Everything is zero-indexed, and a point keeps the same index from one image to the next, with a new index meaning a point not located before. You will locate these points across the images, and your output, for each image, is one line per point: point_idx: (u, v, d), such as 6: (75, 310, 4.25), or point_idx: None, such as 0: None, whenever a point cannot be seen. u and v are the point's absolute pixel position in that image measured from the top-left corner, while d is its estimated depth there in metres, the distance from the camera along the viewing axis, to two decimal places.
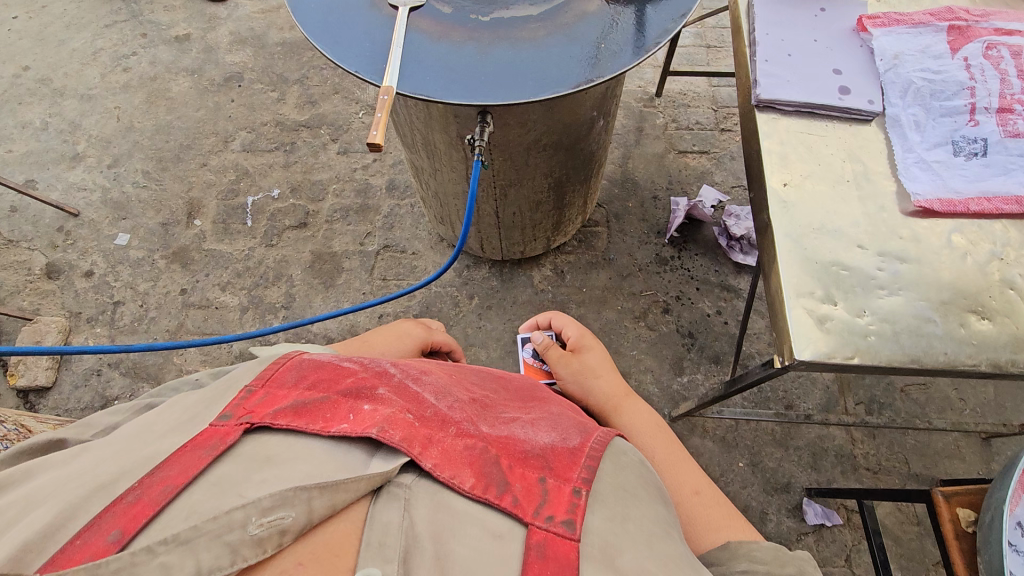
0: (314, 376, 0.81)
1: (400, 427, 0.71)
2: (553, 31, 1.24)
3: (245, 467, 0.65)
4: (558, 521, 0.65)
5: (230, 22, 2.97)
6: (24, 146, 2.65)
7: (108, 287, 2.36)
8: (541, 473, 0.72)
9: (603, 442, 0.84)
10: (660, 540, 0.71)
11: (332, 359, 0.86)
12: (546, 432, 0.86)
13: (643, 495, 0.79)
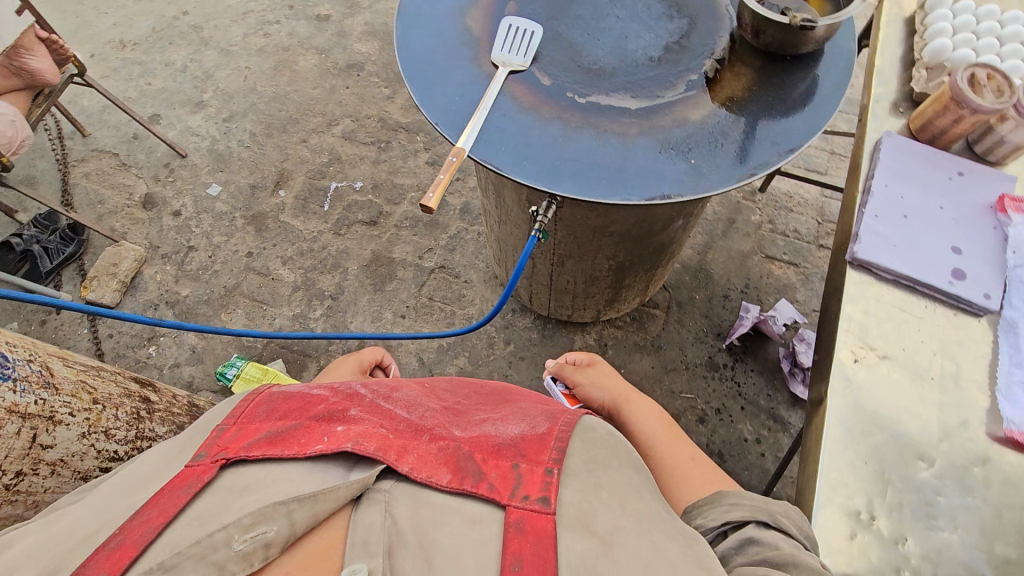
0: (284, 407, 0.83)
1: (374, 439, 0.76)
2: (645, 131, 1.16)
3: (226, 500, 0.68)
4: (533, 501, 0.70)
5: (368, 11, 3.08)
6: (161, 83, 2.89)
7: (188, 231, 2.53)
8: (513, 460, 0.77)
9: (570, 422, 0.87)
10: (633, 502, 0.75)
11: (304, 388, 0.89)
12: (515, 423, 0.91)
13: (614, 462, 0.82)
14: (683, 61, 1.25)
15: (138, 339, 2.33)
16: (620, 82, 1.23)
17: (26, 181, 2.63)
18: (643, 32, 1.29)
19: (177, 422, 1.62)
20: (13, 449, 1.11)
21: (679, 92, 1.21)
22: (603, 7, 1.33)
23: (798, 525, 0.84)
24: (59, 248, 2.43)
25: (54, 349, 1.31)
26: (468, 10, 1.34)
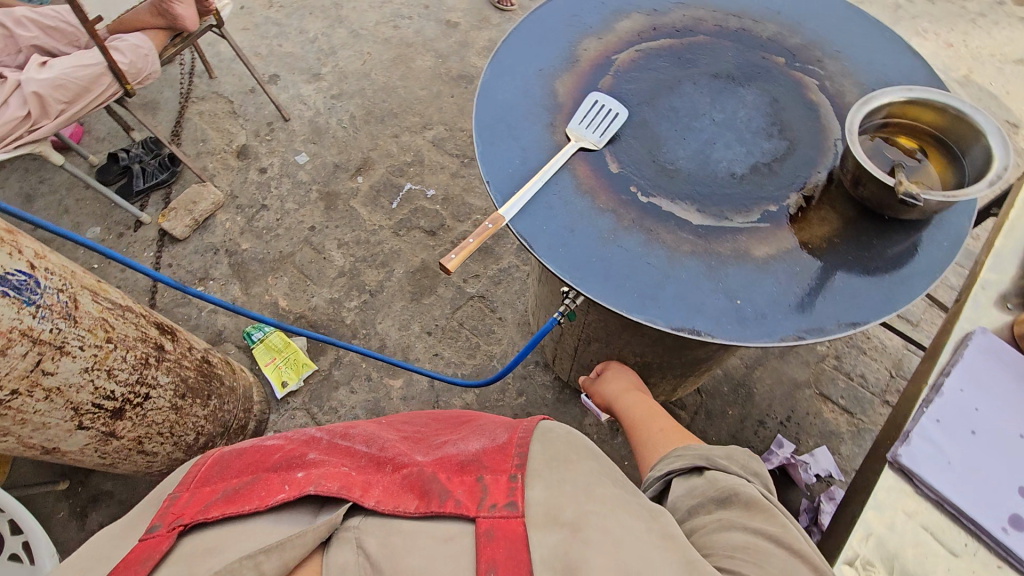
0: (240, 462, 0.84)
1: (337, 479, 0.77)
2: (698, 253, 1.06)
3: (187, 564, 0.67)
4: (501, 508, 0.71)
5: (496, 27, 3.10)
6: (290, 48, 3.06)
7: (266, 190, 2.64)
8: (476, 473, 0.78)
9: (529, 426, 0.87)
10: (599, 491, 0.75)
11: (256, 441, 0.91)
12: (478, 432, 0.92)
13: (575, 456, 0.83)
14: (767, 186, 1.14)
15: (193, 276, 2.42)
16: (691, 191, 1.13)
17: (150, 105, 2.87)
18: (734, 143, 1.19)
19: (182, 375, 1.68)
20: (15, 370, 1.17)
21: (751, 219, 1.10)
22: (702, 104, 1.24)
23: (742, 466, 0.91)
24: (155, 172, 2.64)
25: (90, 282, 1.39)
26: (562, 72, 1.29)
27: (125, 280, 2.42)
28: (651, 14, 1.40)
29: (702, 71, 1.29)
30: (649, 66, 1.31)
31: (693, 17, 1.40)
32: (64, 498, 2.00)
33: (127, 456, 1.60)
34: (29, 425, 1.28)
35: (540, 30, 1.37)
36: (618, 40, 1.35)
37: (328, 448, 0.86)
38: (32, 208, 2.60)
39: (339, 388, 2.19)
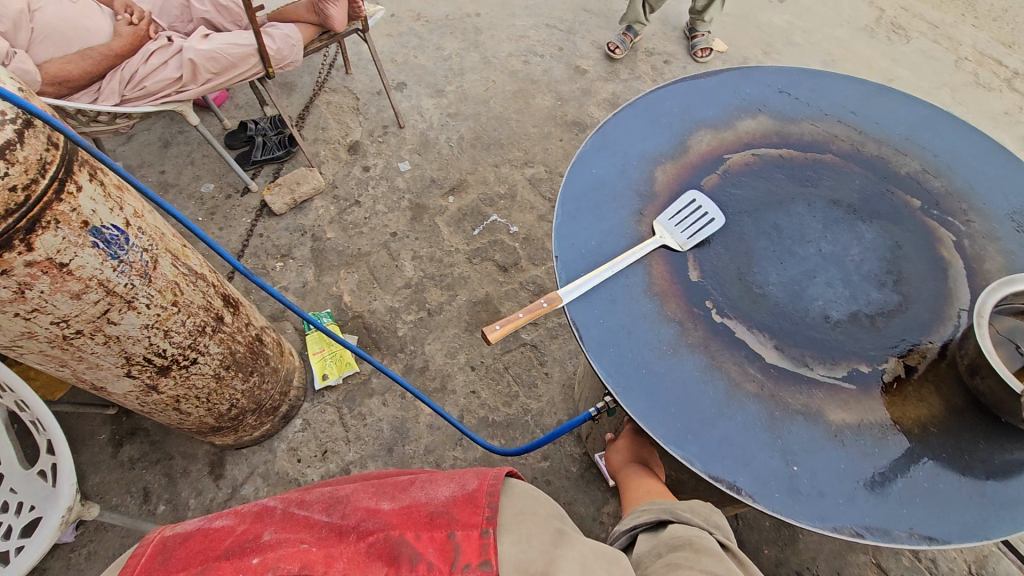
0: (185, 549, 0.76)
1: (296, 559, 0.71)
2: (763, 397, 0.95)
3: None
4: (476, 569, 0.71)
5: (623, 83, 3.07)
6: (424, 61, 3.20)
7: (364, 187, 2.74)
8: (446, 529, 0.76)
9: (496, 473, 0.87)
10: (566, 543, 0.78)
11: (201, 525, 0.82)
12: (441, 477, 0.89)
13: (539, 514, 0.83)
14: (864, 342, 1.00)
15: (276, 251, 2.55)
16: (773, 323, 1.02)
17: (288, 86, 3.09)
18: (837, 282, 1.07)
19: (232, 348, 1.73)
20: (84, 313, 1.25)
21: (834, 374, 0.97)
22: (811, 231, 1.14)
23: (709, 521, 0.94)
24: (274, 147, 2.82)
25: (176, 246, 1.48)
26: (667, 161, 1.25)
27: (219, 239, 2.59)
28: (781, 120, 1.31)
29: (821, 194, 1.19)
30: (762, 175, 1.22)
31: (827, 132, 1.29)
32: (107, 424, 2.14)
33: (164, 410, 1.67)
34: (84, 363, 1.36)
35: (656, 113, 1.34)
36: (736, 141, 1.28)
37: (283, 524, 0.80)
38: (165, 154, 2.86)
39: (373, 396, 2.19)
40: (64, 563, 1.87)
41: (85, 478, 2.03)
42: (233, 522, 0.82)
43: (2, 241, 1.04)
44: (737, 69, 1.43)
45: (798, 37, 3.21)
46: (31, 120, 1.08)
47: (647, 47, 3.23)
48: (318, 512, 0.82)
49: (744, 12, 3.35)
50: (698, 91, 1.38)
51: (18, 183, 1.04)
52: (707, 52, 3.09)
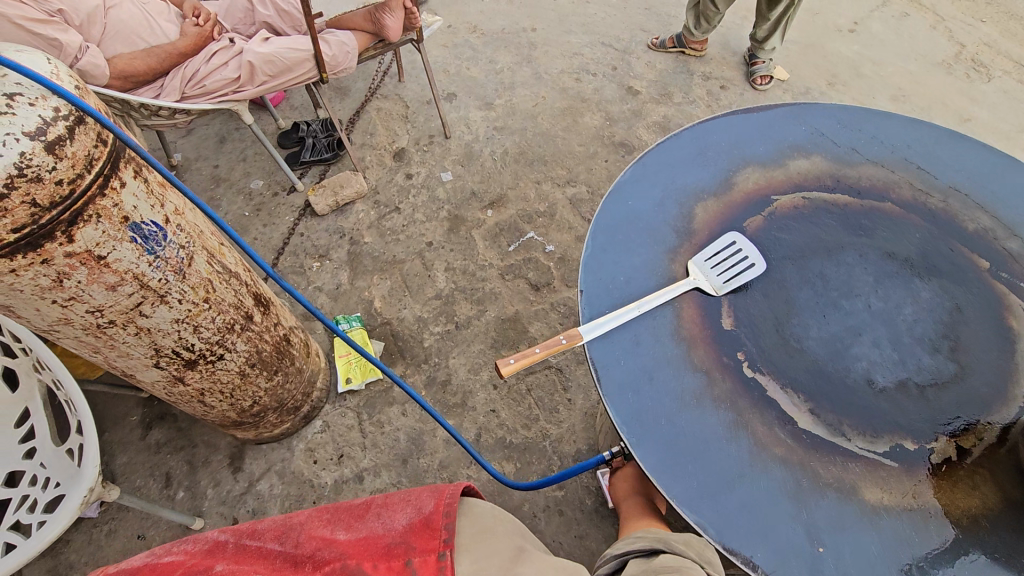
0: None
1: None
2: (791, 464, 0.87)
3: None
4: None
5: (675, 106, 3.00)
6: (476, 73, 3.22)
7: (405, 194, 2.75)
8: (403, 557, 0.78)
9: (451, 492, 0.89)
10: (523, 562, 0.88)
11: (147, 562, 0.76)
12: (397, 500, 0.90)
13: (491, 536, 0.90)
14: (910, 413, 0.92)
15: (315, 251, 2.59)
16: (810, 383, 0.95)
17: (342, 91, 3.16)
18: (885, 343, 0.99)
19: (259, 347, 1.74)
20: (117, 305, 1.29)
21: (874, 447, 0.89)
22: (861, 284, 1.05)
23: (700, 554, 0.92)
24: (322, 149, 2.88)
25: (212, 244, 1.50)
26: (709, 197, 1.19)
27: (262, 235, 2.65)
28: (837, 161, 1.23)
29: (875, 245, 1.10)
30: (811, 219, 1.14)
31: (887, 178, 1.20)
32: (140, 406, 2.21)
33: (189, 401, 1.70)
34: (115, 352, 1.40)
35: (702, 146, 1.28)
36: (786, 181, 1.21)
37: (235, 554, 0.79)
38: (221, 149, 2.97)
39: (393, 405, 2.18)
40: (86, 537, 1.93)
41: (114, 458, 2.09)
42: (182, 558, 0.77)
43: (45, 232, 1.08)
44: (795, 104, 1.35)
45: (866, 69, 3.06)
46: (83, 117, 1.12)
47: (703, 71, 3.15)
48: (271, 541, 0.82)
49: (810, 40, 3.23)
50: (749, 125, 1.31)
51: (64, 178, 1.07)
52: (767, 79, 2.98)
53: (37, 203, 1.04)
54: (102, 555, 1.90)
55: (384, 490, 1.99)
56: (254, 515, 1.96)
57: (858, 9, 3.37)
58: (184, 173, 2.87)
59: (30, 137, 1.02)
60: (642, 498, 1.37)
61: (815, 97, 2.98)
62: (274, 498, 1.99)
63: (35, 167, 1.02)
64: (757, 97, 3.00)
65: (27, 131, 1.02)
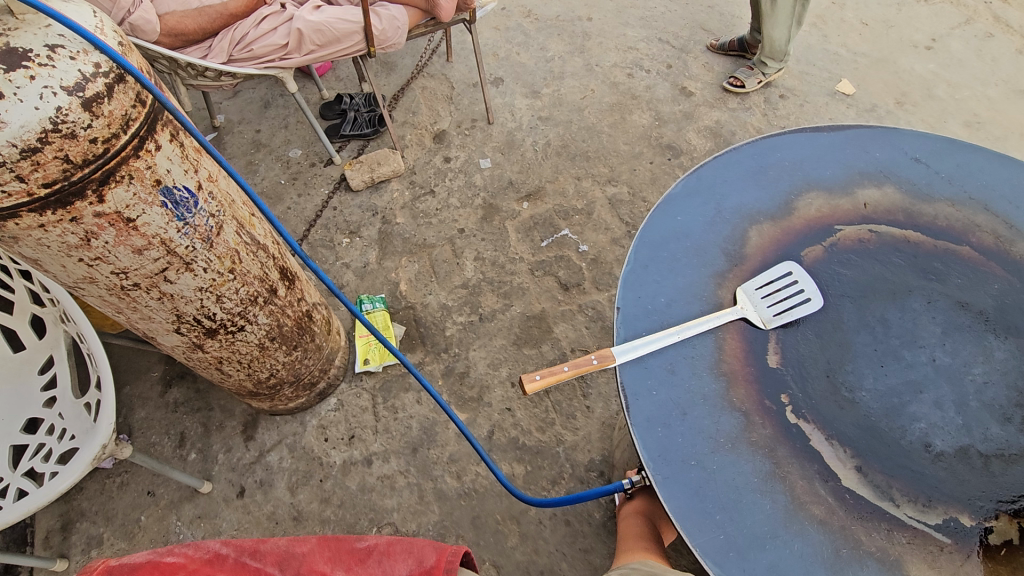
0: None
1: None
2: (830, 526, 0.82)
3: None
4: None
5: (729, 112, 2.86)
6: (526, 59, 3.13)
7: (441, 178, 2.70)
8: None
9: (455, 552, 0.97)
10: None
11: (149, 559, 0.86)
12: (399, 554, 0.97)
13: None
14: (967, 485, 0.86)
15: (346, 227, 2.56)
16: (859, 438, 0.89)
17: (389, 66, 3.11)
18: (947, 404, 0.92)
19: (280, 321, 1.71)
20: (143, 269, 1.27)
21: (924, 518, 0.83)
22: (926, 334, 0.98)
23: None
24: (363, 124, 2.84)
25: (243, 214, 1.48)
26: (766, 221, 1.13)
27: (295, 205, 2.64)
28: (911, 195, 1.14)
29: (946, 292, 1.02)
30: (877, 257, 1.06)
31: (967, 219, 1.11)
32: (161, 363, 2.22)
33: (207, 367, 1.69)
34: (138, 313, 1.40)
35: (764, 164, 1.20)
36: (853, 211, 1.13)
37: None
38: (264, 114, 2.96)
39: (408, 391, 2.15)
40: (98, 486, 1.96)
41: (133, 412, 2.12)
42: (183, 561, 0.88)
43: (76, 190, 1.06)
44: (872, 127, 1.25)
45: (940, 91, 2.87)
46: (124, 76, 1.09)
47: (764, 77, 2.99)
48: None
49: (882, 54, 3.04)
50: (818, 145, 1.22)
51: (99, 136, 1.04)
52: (738, 82, 2.86)
53: (70, 160, 1.02)
54: (112, 506, 1.93)
55: (391, 477, 1.97)
56: (261, 486, 1.96)
57: (939, 25, 3.16)
58: (226, 136, 2.87)
59: (67, 92, 0.99)
60: (645, 521, 1.32)
61: (881, 116, 2.81)
62: (282, 471, 1.99)
63: (70, 124, 1.00)
64: (818, 109, 2.84)
65: (65, 86, 0.99)
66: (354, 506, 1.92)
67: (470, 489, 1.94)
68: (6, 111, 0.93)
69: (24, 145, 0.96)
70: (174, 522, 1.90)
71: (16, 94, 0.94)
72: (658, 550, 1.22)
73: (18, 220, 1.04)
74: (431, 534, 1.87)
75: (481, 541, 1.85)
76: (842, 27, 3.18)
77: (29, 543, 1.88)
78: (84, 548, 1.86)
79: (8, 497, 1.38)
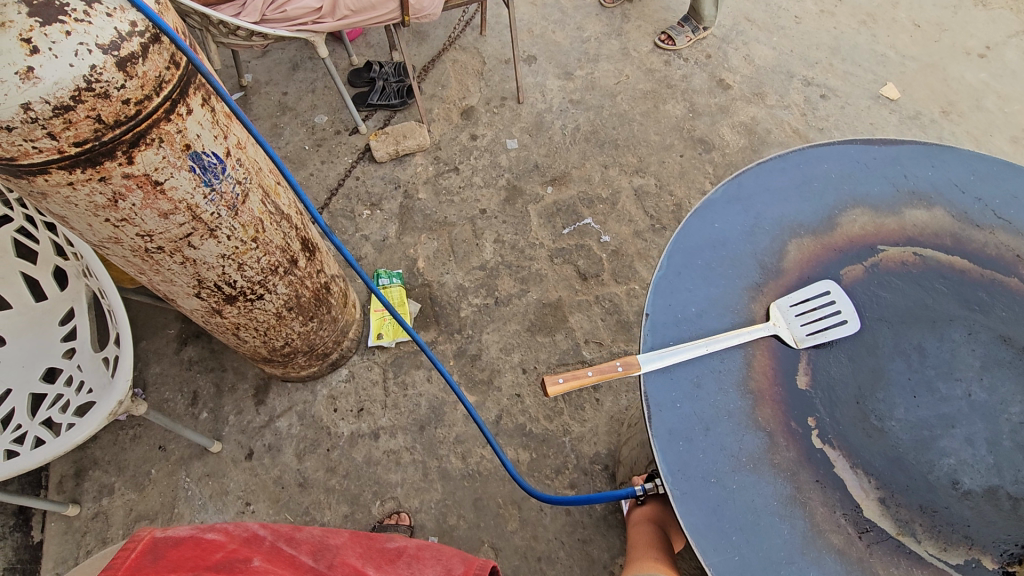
0: (176, 556, 0.87)
1: None
2: (848, 557, 0.85)
3: None
4: None
5: (767, 109, 2.77)
6: (561, 38, 3.05)
7: (466, 155, 2.66)
8: None
9: (482, 565, 1.08)
10: None
11: (191, 534, 0.94)
12: (430, 567, 1.05)
13: None
14: (994, 527, 0.87)
15: (367, 198, 2.54)
16: (884, 468, 0.91)
17: (420, 35, 3.04)
18: (979, 442, 0.93)
19: (298, 292, 1.71)
20: (168, 233, 1.26)
21: (946, 557, 0.85)
22: (964, 367, 0.98)
23: None
24: (391, 95, 2.79)
25: (269, 183, 1.46)
26: (807, 235, 1.11)
27: (318, 172, 2.62)
28: (962, 220, 1.11)
29: (989, 325, 1.02)
30: (919, 281, 1.05)
31: (1018, 249, 1.08)
32: (178, 321, 2.24)
33: (224, 332, 1.70)
34: (160, 276, 1.40)
35: (810, 174, 1.17)
36: (899, 232, 1.10)
37: (270, 557, 0.97)
38: (292, 76, 2.92)
39: (419, 368, 2.15)
40: (112, 437, 2.00)
41: (148, 366, 2.15)
42: (223, 539, 0.96)
43: (106, 150, 1.05)
44: (928, 142, 1.20)
45: (989, 102, 2.76)
46: (159, 35, 1.06)
47: (806, 74, 2.88)
48: (303, 556, 1.01)
49: (932, 59, 2.91)
50: (868, 160, 1.18)
51: (131, 97, 1.03)
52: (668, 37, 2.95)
53: (102, 120, 1.01)
54: (124, 457, 1.97)
55: (396, 453, 1.99)
56: (269, 450, 1.99)
57: (995, 32, 3.02)
58: (252, 96, 2.84)
59: (102, 50, 0.97)
60: (655, 527, 1.33)
61: (925, 124, 2.71)
62: (291, 438, 2.01)
63: (104, 83, 0.98)
64: (859, 112, 2.74)
65: (101, 43, 0.97)
66: (359, 478, 1.95)
67: (474, 471, 1.95)
68: (40, 67, 0.91)
69: (57, 102, 0.94)
70: (183, 478, 1.94)
71: (51, 50, 0.91)
72: (668, 562, 1.22)
73: (47, 177, 1.03)
74: (433, 512, 1.89)
75: (481, 522, 1.87)
76: (893, 27, 3.05)
77: (44, 486, 1.93)
78: (96, 496, 1.91)
79: (26, 444, 1.41)
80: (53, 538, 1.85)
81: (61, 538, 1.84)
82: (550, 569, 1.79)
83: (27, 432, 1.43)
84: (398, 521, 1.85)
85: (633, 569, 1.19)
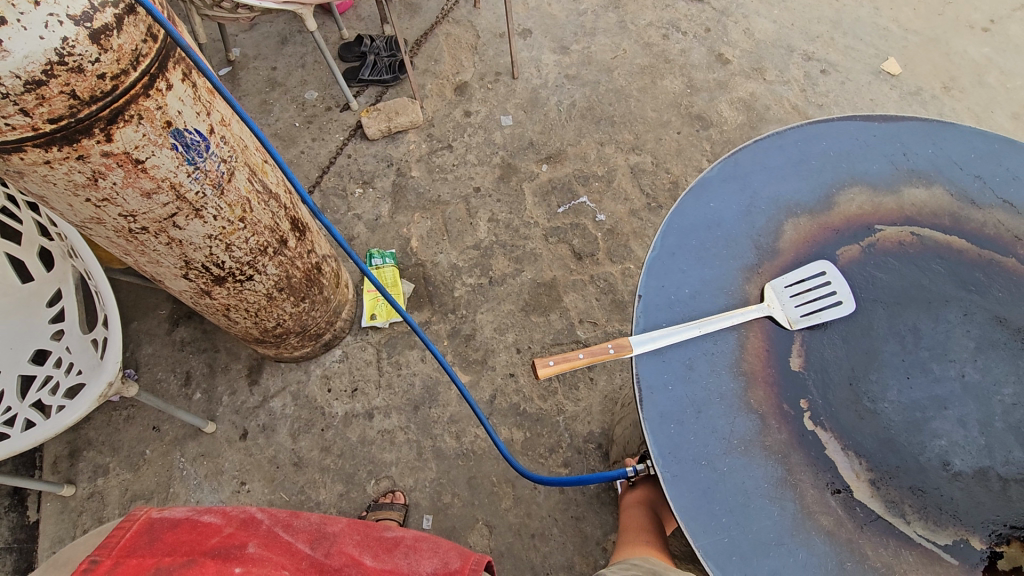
0: (171, 539, 0.94)
1: None
2: (836, 538, 0.85)
3: None
4: None
5: (766, 85, 2.72)
6: (557, 11, 2.97)
7: (460, 132, 2.61)
8: None
9: (479, 561, 1.06)
10: None
11: (189, 517, 1.00)
12: (427, 560, 1.04)
13: None
14: (983, 507, 0.87)
15: (360, 176, 2.50)
16: (876, 450, 0.91)
17: (413, 8, 2.96)
18: (971, 423, 0.93)
19: (289, 272, 1.69)
20: (152, 213, 1.23)
21: (934, 538, 0.86)
22: (958, 348, 0.98)
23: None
24: (383, 70, 2.72)
25: (255, 161, 1.42)
26: (803, 215, 1.09)
27: (309, 150, 2.57)
28: (961, 200, 1.09)
29: (985, 306, 1.01)
30: (916, 261, 1.04)
31: (1017, 229, 1.07)
32: (169, 301, 2.22)
33: (213, 313, 1.68)
34: (146, 257, 1.37)
35: (807, 153, 1.14)
36: (897, 211, 1.08)
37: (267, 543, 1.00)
38: (280, 51, 2.84)
39: (413, 349, 2.14)
40: (105, 418, 2.00)
41: (140, 347, 2.13)
42: (219, 521, 1.00)
43: (83, 127, 1.01)
44: (928, 119, 1.18)
45: (991, 78, 2.71)
46: (134, 7, 1.02)
47: (806, 49, 2.82)
48: (299, 545, 1.02)
49: (935, 33, 2.85)
50: (866, 137, 1.16)
51: (107, 72, 0.99)
52: None
53: (76, 95, 0.97)
54: (118, 438, 1.97)
55: (391, 432, 1.99)
56: (264, 430, 1.99)
57: (999, 5, 2.95)
58: (241, 71, 2.77)
59: (74, 22, 0.93)
60: (647, 512, 1.34)
61: (925, 100, 2.66)
62: (285, 417, 2.01)
63: (77, 57, 0.94)
64: (860, 88, 2.69)
65: (72, 15, 0.92)
66: (354, 457, 1.95)
67: (469, 450, 1.96)
68: (9, 40, 0.86)
69: (28, 77, 0.90)
70: (178, 458, 1.94)
71: (19, 21, 0.87)
72: (659, 544, 1.24)
73: (23, 155, 1.00)
74: (427, 490, 1.90)
75: (475, 500, 1.88)
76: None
77: (37, 466, 1.92)
78: (91, 476, 1.91)
79: (17, 427, 1.39)
80: (49, 517, 1.85)
81: (56, 517, 1.85)
82: (543, 546, 1.81)
83: (18, 414, 1.41)
84: (393, 500, 1.85)
85: (623, 553, 1.21)
